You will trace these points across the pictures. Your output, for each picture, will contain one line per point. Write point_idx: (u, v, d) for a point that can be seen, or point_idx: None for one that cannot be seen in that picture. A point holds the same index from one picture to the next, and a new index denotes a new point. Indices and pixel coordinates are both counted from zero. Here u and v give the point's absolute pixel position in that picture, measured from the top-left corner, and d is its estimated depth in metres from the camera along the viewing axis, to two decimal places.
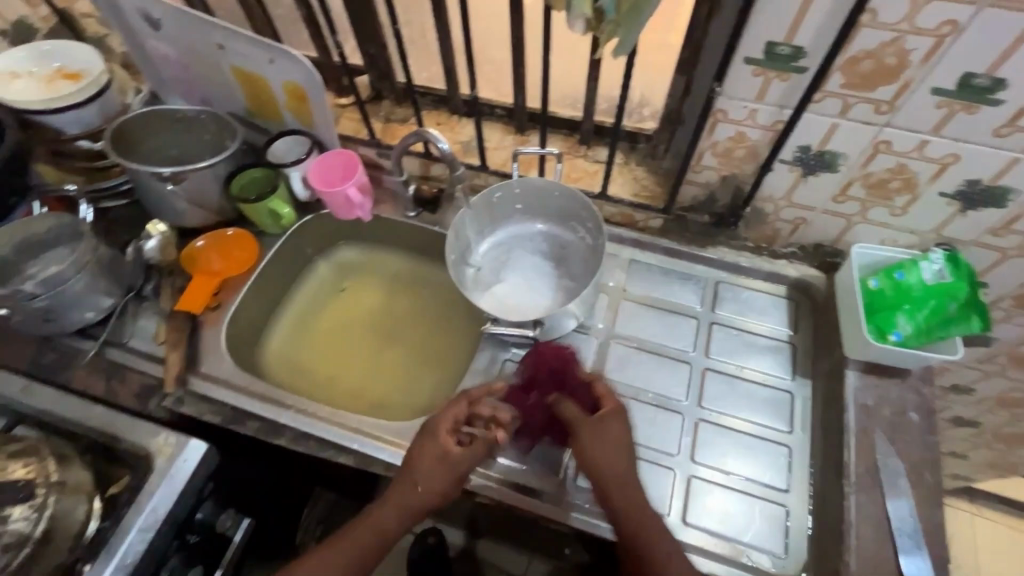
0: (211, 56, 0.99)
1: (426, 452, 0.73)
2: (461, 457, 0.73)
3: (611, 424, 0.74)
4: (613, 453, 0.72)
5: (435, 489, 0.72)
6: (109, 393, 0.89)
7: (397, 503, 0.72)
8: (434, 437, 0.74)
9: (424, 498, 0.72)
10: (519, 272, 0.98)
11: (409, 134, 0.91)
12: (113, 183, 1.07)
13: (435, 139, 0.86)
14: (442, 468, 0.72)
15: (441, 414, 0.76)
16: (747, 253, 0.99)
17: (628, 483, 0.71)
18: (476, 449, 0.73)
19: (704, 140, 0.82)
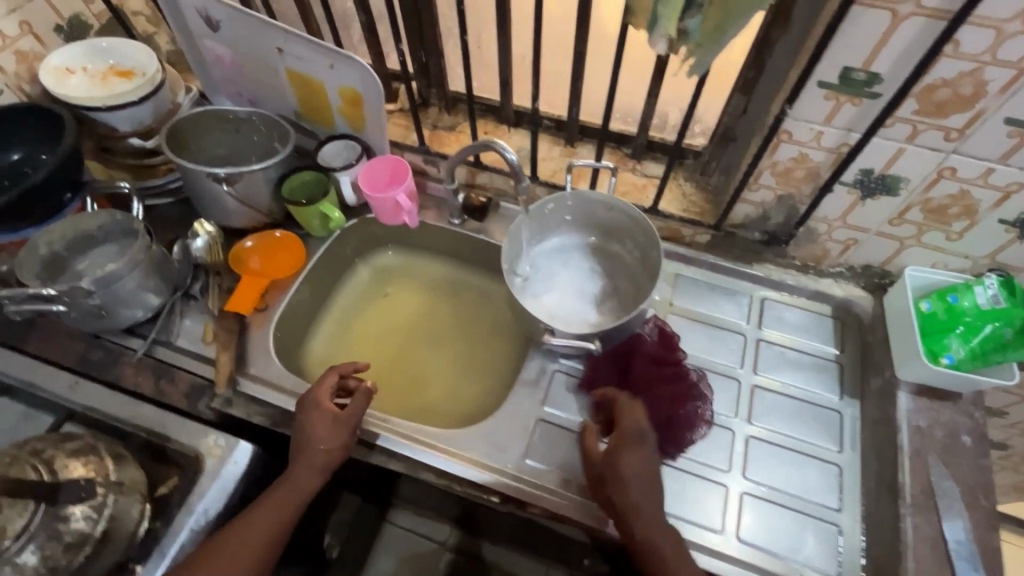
0: (267, 59, 1.00)
1: (316, 420, 0.82)
2: (346, 414, 0.83)
3: (638, 459, 0.73)
4: (643, 487, 0.71)
5: (336, 445, 0.81)
6: (158, 392, 0.89)
7: (299, 471, 0.79)
8: (311, 407, 0.83)
9: (324, 456, 0.80)
10: (568, 283, 0.99)
11: (475, 144, 0.87)
12: (162, 181, 1.07)
13: (504, 151, 0.81)
14: (335, 425, 0.82)
15: (316, 387, 0.85)
16: (794, 271, 1.00)
17: (653, 516, 0.71)
18: (356, 403, 0.83)
19: (766, 159, 0.83)
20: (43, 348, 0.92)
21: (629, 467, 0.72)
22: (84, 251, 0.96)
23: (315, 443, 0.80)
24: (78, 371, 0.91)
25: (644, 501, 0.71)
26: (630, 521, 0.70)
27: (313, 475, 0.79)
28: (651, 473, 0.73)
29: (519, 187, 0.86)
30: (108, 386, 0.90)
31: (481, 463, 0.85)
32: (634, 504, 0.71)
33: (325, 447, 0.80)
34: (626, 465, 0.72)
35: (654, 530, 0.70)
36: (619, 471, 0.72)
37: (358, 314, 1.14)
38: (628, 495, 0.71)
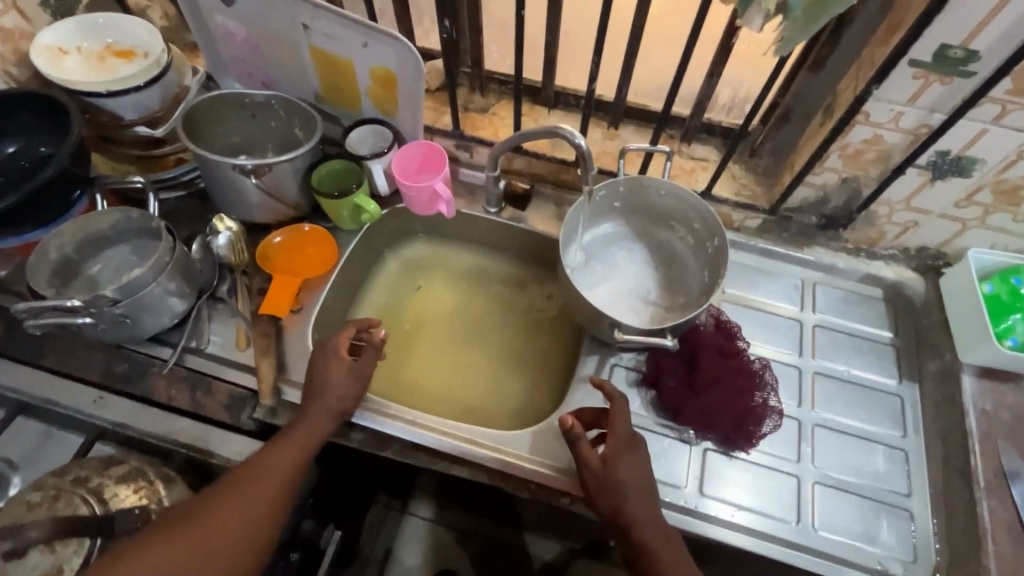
0: (288, 36, 0.91)
1: (333, 372, 0.76)
2: (360, 366, 0.78)
3: (633, 465, 0.70)
4: (637, 493, 0.68)
5: (346, 393, 0.76)
6: (195, 405, 0.82)
7: (300, 434, 0.72)
8: (326, 358, 0.77)
9: (330, 414, 0.74)
10: (618, 272, 0.96)
11: (535, 129, 0.80)
12: (174, 172, 0.99)
13: (574, 135, 0.76)
14: (350, 380, 0.76)
15: (334, 337, 0.78)
16: (845, 254, 0.98)
17: (649, 517, 0.68)
18: (371, 357, 0.79)
19: (836, 141, 0.80)
20: (63, 361, 0.85)
21: (625, 475, 0.69)
22: (98, 254, 0.89)
23: (327, 395, 0.75)
24: (104, 386, 0.84)
25: (642, 502, 0.68)
26: (632, 523, 0.68)
27: (316, 437, 0.73)
28: (645, 479, 0.70)
29: (586, 176, 0.80)
30: (138, 401, 0.83)
31: (549, 466, 0.81)
32: (633, 510, 0.68)
33: (336, 402, 0.75)
34: (622, 473, 0.69)
35: (649, 531, 0.68)
36: (612, 479, 0.69)
37: (392, 310, 1.07)
38: (624, 500, 0.68)
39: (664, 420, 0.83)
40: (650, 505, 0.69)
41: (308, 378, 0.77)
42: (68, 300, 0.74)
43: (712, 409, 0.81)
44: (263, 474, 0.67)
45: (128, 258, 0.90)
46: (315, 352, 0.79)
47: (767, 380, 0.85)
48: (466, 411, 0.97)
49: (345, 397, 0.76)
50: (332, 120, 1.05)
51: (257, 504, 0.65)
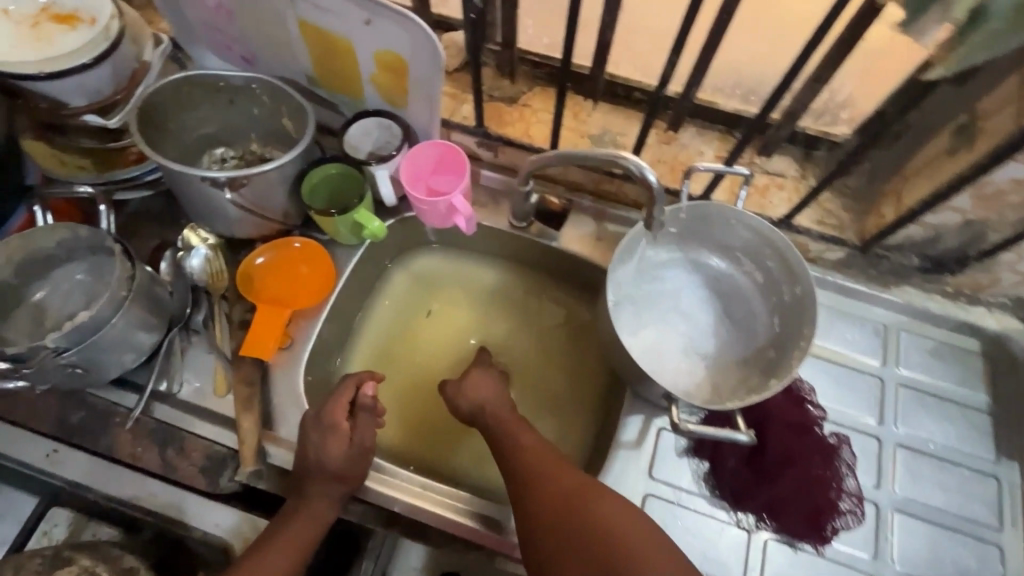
0: (271, 5, 0.71)
1: (329, 452, 0.62)
2: (361, 438, 0.64)
3: (477, 378, 0.76)
4: (482, 400, 0.73)
5: (346, 478, 0.62)
6: (167, 467, 0.70)
7: (297, 532, 0.60)
8: (320, 431, 0.63)
9: (330, 505, 0.62)
10: (668, 311, 0.79)
11: (602, 155, 0.63)
12: (136, 172, 0.82)
13: (642, 169, 0.59)
14: (350, 457, 0.62)
15: (327, 404, 0.64)
16: (941, 298, 0.82)
17: (513, 426, 0.70)
18: (370, 421, 0.64)
19: (973, 179, 0.62)
20: (8, 406, 0.72)
21: (468, 387, 0.75)
22: (45, 277, 0.73)
23: (323, 484, 0.62)
24: (58, 439, 0.71)
25: (495, 412, 0.72)
26: (493, 438, 0.70)
27: (312, 533, 0.61)
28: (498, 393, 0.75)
29: (651, 217, 0.63)
30: (98, 458, 0.70)
31: None
32: (492, 423, 0.71)
33: (331, 482, 0.62)
34: (463, 384, 0.75)
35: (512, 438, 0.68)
36: (458, 392, 0.75)
37: (397, 336, 0.92)
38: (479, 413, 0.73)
39: (722, 504, 0.71)
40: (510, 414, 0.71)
41: (300, 456, 0.63)
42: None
43: (785, 497, 0.70)
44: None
45: (82, 280, 0.74)
46: (306, 419, 0.65)
47: (844, 459, 0.74)
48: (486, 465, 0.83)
49: (345, 479, 0.62)
50: (328, 106, 0.86)
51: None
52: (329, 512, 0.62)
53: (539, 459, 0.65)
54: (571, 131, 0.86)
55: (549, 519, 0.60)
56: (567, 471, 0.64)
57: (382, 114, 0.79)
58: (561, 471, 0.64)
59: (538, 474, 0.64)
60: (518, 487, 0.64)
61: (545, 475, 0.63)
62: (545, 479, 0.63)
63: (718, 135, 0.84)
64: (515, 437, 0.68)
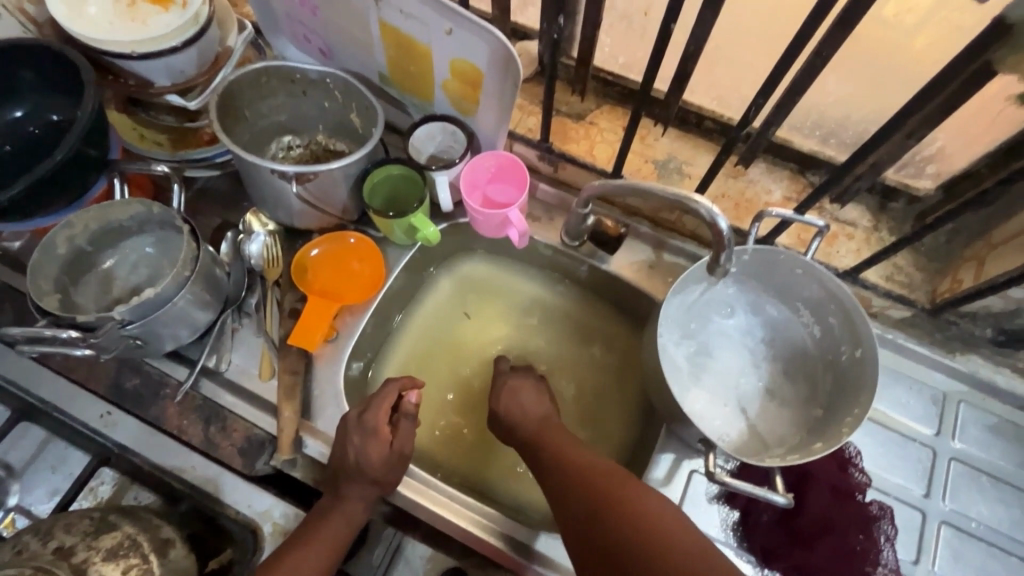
0: (356, 4, 0.72)
1: (372, 454, 0.66)
2: (400, 445, 0.68)
3: (520, 393, 0.76)
4: (524, 414, 0.73)
5: (383, 479, 0.67)
6: (208, 444, 0.73)
7: (335, 525, 0.65)
8: (364, 434, 0.67)
9: (364, 503, 0.67)
10: (717, 353, 0.77)
11: (668, 195, 0.61)
12: (207, 153, 0.83)
13: (711, 213, 0.58)
14: (389, 463, 0.67)
15: (370, 408, 0.69)
16: (1009, 372, 0.77)
17: (553, 440, 0.69)
18: (410, 431, 0.69)
19: None
20: (72, 365, 0.76)
21: (510, 402, 0.75)
22: (116, 246, 0.77)
23: (362, 485, 0.67)
24: (114, 402, 0.74)
25: (536, 428, 0.71)
26: (532, 454, 0.69)
27: (346, 529, 0.66)
28: (543, 407, 0.74)
29: (714, 260, 0.62)
30: (149, 426, 0.74)
31: None
32: (533, 439, 0.70)
33: (370, 485, 0.67)
34: (505, 397, 0.75)
35: (550, 452, 0.67)
36: (500, 407, 0.75)
37: (439, 338, 0.92)
38: (518, 429, 0.72)
39: (748, 557, 0.69)
40: (550, 429, 0.71)
41: (341, 451, 0.68)
42: (63, 332, 0.63)
43: (816, 565, 0.67)
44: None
45: (149, 253, 0.78)
46: (349, 418, 0.69)
47: (883, 530, 0.69)
48: (513, 478, 0.84)
49: (382, 483, 0.67)
50: (397, 105, 0.87)
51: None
52: (362, 510, 0.67)
53: (580, 472, 0.63)
54: (636, 154, 0.84)
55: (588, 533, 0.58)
56: (603, 473, 0.62)
57: (450, 120, 0.79)
58: (597, 476, 0.62)
59: (574, 484, 0.62)
60: (563, 504, 0.62)
61: (579, 481, 0.62)
62: (584, 485, 0.62)
63: (788, 174, 0.81)
64: (554, 451, 0.67)
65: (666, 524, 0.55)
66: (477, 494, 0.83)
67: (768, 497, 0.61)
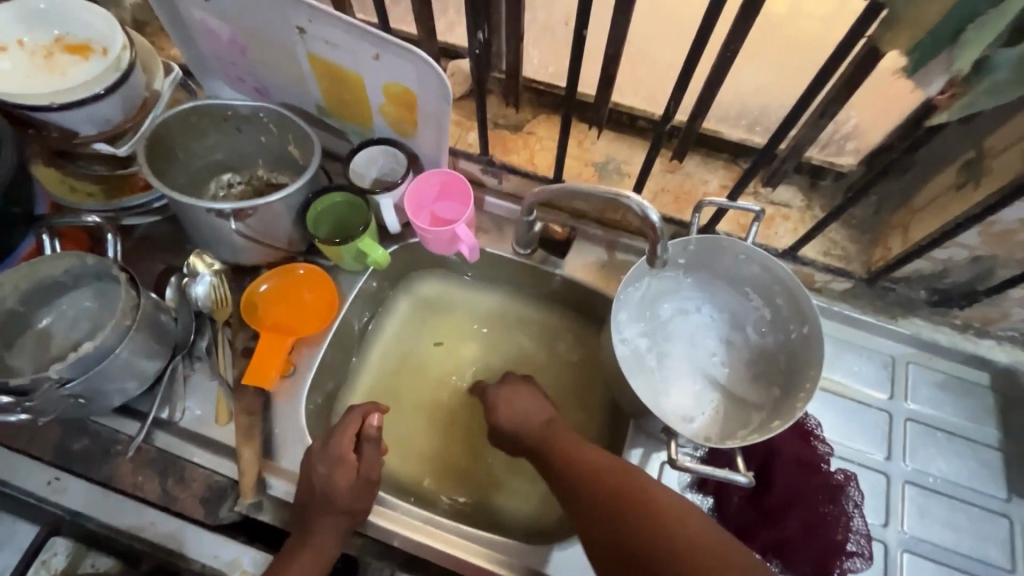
0: (282, 41, 0.72)
1: (338, 482, 0.65)
2: (367, 471, 0.67)
3: (522, 402, 0.74)
4: (523, 420, 0.72)
5: (349, 507, 0.65)
6: (167, 497, 0.69)
7: (305, 562, 0.63)
8: (329, 464, 0.66)
9: (335, 537, 0.65)
10: (678, 346, 0.79)
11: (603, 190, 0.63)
12: (144, 199, 0.83)
13: (644, 205, 0.60)
14: (359, 491, 0.66)
15: (337, 435, 0.68)
16: (949, 330, 0.81)
17: (559, 443, 0.67)
18: (375, 457, 0.67)
19: (982, 218, 0.61)
20: (9, 434, 0.71)
21: (511, 413, 0.73)
22: (52, 303, 0.74)
23: (330, 515, 0.65)
24: (60, 467, 0.71)
25: (540, 432, 0.70)
26: (542, 459, 0.68)
27: (318, 566, 0.63)
28: (542, 410, 0.73)
29: (655, 251, 0.64)
30: (101, 487, 0.70)
31: None
32: (539, 444, 0.69)
33: (340, 516, 0.65)
34: (501, 407, 0.75)
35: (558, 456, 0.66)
36: (499, 419, 0.74)
37: (404, 362, 0.92)
38: (523, 438, 0.71)
39: None
40: (555, 430, 0.70)
41: (307, 485, 0.66)
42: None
43: (789, 536, 0.68)
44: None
45: (88, 306, 0.75)
46: (314, 449, 0.67)
47: (851, 497, 0.71)
48: (489, 494, 0.84)
49: (353, 512, 0.65)
50: (336, 134, 0.87)
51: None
52: (334, 543, 0.65)
53: (589, 466, 0.63)
54: (575, 159, 0.86)
55: (601, 535, 0.58)
56: (612, 467, 0.62)
57: (389, 143, 0.80)
58: (607, 473, 0.61)
59: (585, 482, 0.62)
60: (579, 510, 0.61)
61: (591, 482, 0.61)
62: (595, 481, 0.61)
63: (721, 164, 0.84)
64: (563, 455, 0.66)
65: (683, 523, 0.55)
66: (457, 514, 0.82)
67: (728, 478, 0.61)
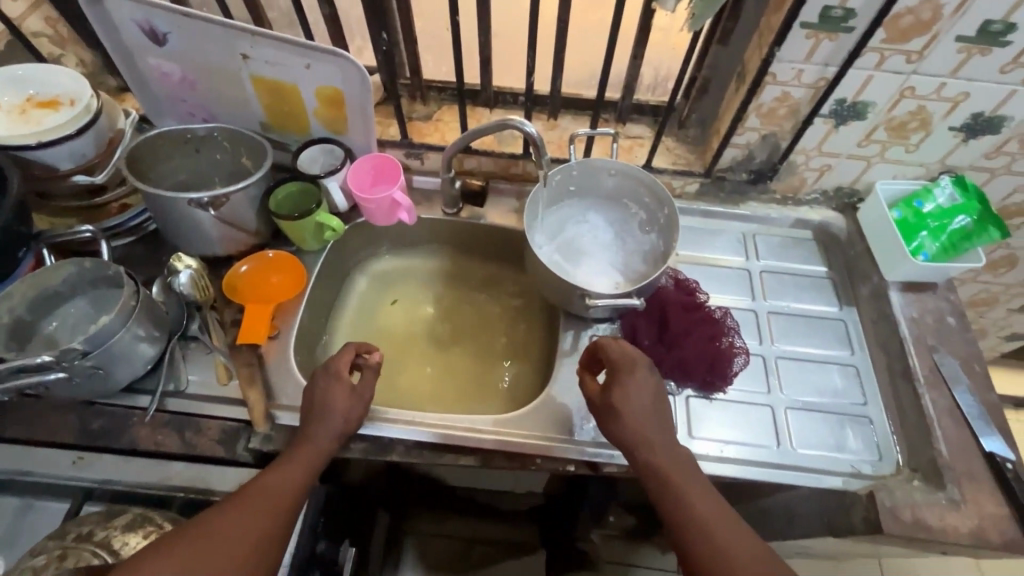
0: (228, 70, 0.91)
1: (334, 393, 0.78)
2: (360, 390, 0.81)
3: (640, 391, 0.74)
4: (640, 418, 0.73)
5: (342, 414, 0.78)
6: (187, 446, 0.81)
7: (302, 454, 0.73)
8: (328, 380, 0.79)
9: (331, 437, 0.76)
10: (584, 250, 1.02)
11: (491, 124, 0.85)
12: (120, 220, 0.97)
13: (524, 124, 0.82)
14: (351, 401, 0.79)
15: (335, 359, 0.81)
16: (775, 204, 1.08)
17: (668, 461, 0.70)
18: (370, 380, 0.82)
19: (751, 103, 0.90)
20: (30, 428, 0.81)
21: (625, 397, 0.74)
22: (54, 311, 0.85)
23: (328, 419, 0.77)
24: (83, 446, 0.80)
25: (649, 441, 0.72)
26: (651, 468, 0.70)
27: (316, 458, 0.74)
28: (652, 414, 0.74)
29: (540, 161, 0.88)
30: (124, 453, 0.80)
31: (545, 439, 0.85)
32: (649, 451, 0.71)
33: (334, 419, 0.77)
34: (620, 395, 0.74)
35: (669, 474, 0.69)
36: (617, 407, 0.73)
37: (371, 325, 1.10)
38: (633, 438, 0.72)
39: None
40: (664, 445, 0.72)
41: (309, 399, 0.79)
42: (39, 357, 0.72)
43: (689, 360, 0.89)
44: (261, 496, 0.67)
45: (88, 311, 0.86)
46: (315, 372, 0.81)
47: (729, 325, 0.95)
48: (460, 407, 1.01)
49: (347, 417, 0.78)
50: (280, 146, 1.05)
51: (249, 533, 0.63)
52: (330, 442, 0.75)
53: (696, 504, 0.67)
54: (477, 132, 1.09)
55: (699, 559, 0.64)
56: (718, 512, 0.66)
57: (327, 140, 0.99)
58: (712, 517, 0.66)
59: (695, 518, 0.66)
60: (681, 532, 0.66)
61: (695, 520, 0.66)
62: (699, 517, 0.66)
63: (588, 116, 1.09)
64: (669, 478, 0.69)
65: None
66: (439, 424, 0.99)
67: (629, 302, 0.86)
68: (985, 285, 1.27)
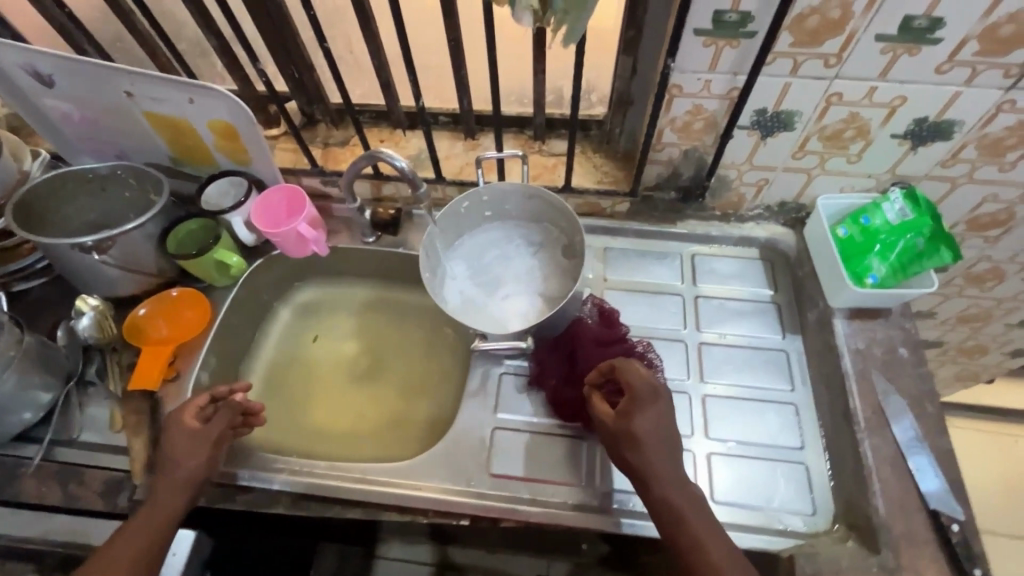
0: (120, 107, 0.89)
1: (175, 441, 0.73)
2: (208, 432, 0.74)
3: (663, 425, 0.66)
4: (663, 454, 0.65)
5: (184, 462, 0.72)
6: (69, 499, 0.79)
7: (147, 517, 0.68)
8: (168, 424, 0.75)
9: (174, 491, 0.70)
10: (499, 279, 0.95)
11: (359, 159, 0.82)
12: (25, 262, 0.97)
13: (390, 158, 0.79)
14: (193, 445, 0.73)
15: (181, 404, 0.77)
16: (719, 222, 0.98)
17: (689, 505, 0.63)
18: (219, 421, 0.75)
19: (663, 117, 0.82)
20: None
21: (648, 428, 0.65)
22: None
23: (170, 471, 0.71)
24: None
25: (671, 479, 0.64)
26: (670, 508, 0.63)
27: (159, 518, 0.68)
28: (674, 450, 0.66)
29: (417, 195, 0.84)
30: (7, 506, 0.79)
31: (441, 488, 0.80)
32: (671, 490, 0.63)
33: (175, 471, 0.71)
34: (645, 425, 0.65)
35: (690, 520, 0.62)
36: (639, 437, 0.65)
37: (290, 358, 1.06)
38: (652, 473, 0.64)
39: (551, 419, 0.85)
40: (686, 485, 0.64)
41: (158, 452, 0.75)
42: None
43: None
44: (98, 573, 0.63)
45: None
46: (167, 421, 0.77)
47: (652, 359, 0.86)
48: (372, 445, 0.96)
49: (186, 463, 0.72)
50: (192, 179, 1.03)
51: None
52: (173, 496, 0.70)
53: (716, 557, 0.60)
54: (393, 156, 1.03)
55: None
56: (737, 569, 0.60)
57: (232, 173, 0.96)
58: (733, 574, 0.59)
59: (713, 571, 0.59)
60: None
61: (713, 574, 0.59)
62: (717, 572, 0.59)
63: (509, 134, 1.02)
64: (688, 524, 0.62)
65: None
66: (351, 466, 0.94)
67: None
68: (971, 300, 1.14)
